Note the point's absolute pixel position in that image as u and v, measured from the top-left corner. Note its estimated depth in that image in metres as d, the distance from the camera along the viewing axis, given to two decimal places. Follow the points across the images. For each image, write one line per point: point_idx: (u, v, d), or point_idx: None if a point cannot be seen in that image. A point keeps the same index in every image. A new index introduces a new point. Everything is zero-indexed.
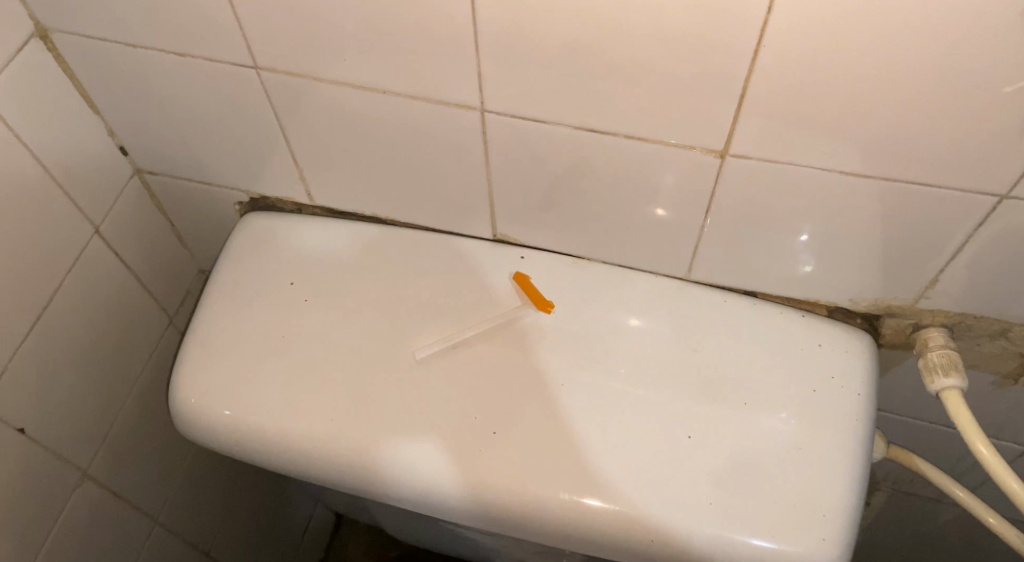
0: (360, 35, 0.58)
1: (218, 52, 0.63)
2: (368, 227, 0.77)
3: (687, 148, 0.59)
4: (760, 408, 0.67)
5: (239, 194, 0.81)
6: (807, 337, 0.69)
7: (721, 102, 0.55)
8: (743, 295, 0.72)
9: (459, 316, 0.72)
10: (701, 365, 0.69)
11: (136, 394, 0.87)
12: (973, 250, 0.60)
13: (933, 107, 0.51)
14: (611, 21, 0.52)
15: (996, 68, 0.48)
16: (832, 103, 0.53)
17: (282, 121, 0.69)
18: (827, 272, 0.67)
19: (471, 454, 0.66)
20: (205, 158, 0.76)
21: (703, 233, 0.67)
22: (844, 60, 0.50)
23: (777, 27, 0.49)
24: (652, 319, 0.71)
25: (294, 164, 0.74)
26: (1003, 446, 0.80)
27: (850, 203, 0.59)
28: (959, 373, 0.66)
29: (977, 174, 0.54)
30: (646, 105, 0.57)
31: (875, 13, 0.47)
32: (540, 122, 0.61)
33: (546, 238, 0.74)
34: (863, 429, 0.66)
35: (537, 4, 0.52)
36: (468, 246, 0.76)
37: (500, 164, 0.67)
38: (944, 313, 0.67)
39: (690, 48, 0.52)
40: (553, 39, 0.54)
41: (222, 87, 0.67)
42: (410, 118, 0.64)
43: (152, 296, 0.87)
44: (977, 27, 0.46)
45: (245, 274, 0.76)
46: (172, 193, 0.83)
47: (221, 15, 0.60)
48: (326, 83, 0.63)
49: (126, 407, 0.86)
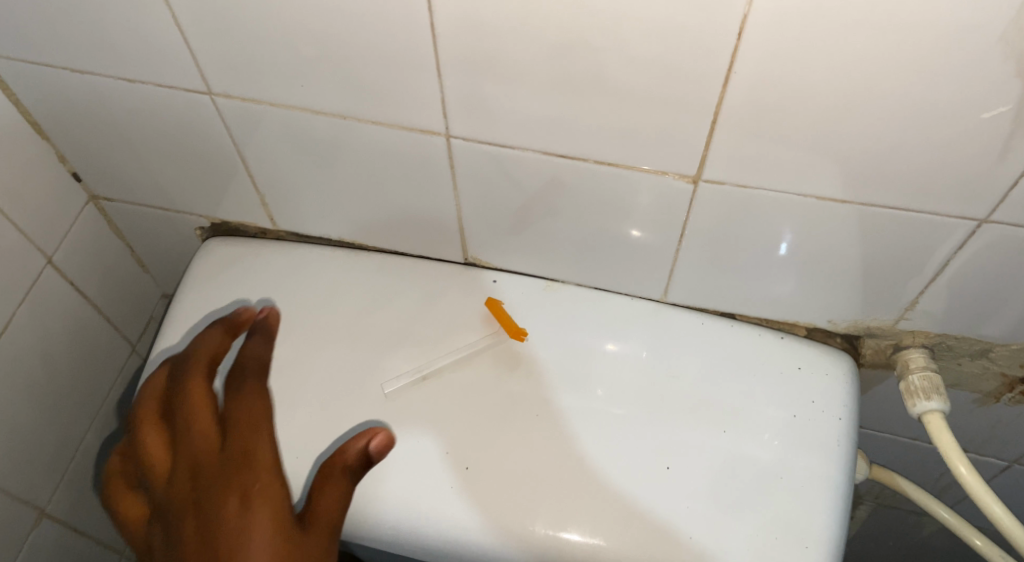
0: (315, 60, 0.56)
1: (170, 78, 0.61)
2: (334, 252, 0.75)
3: (659, 173, 0.57)
4: (741, 432, 0.65)
5: (200, 219, 0.78)
6: (787, 359, 0.67)
7: (693, 128, 0.53)
8: (720, 317, 0.70)
9: (429, 346, 0.70)
10: (678, 392, 0.67)
11: (98, 425, 0.84)
12: (953, 272, 0.58)
13: (909, 135, 0.49)
14: (575, 47, 0.50)
15: (975, 95, 0.46)
16: (807, 130, 0.51)
17: (240, 146, 0.66)
18: (806, 294, 0.65)
19: (441, 493, 0.64)
20: (164, 183, 0.73)
21: (679, 256, 0.65)
22: (817, 89, 0.48)
23: (749, 53, 0.47)
24: (629, 343, 0.69)
25: (254, 189, 0.71)
26: (985, 461, 0.79)
27: (828, 225, 0.58)
28: (940, 396, 0.64)
29: (956, 200, 0.53)
30: (616, 130, 0.55)
31: (848, 42, 0.45)
32: (508, 147, 0.59)
33: (518, 260, 0.72)
34: (845, 454, 0.65)
35: (500, 27, 0.50)
36: (439, 269, 0.73)
37: (468, 187, 0.65)
38: (924, 334, 0.65)
39: (660, 76, 0.50)
40: (517, 63, 0.52)
41: (176, 112, 0.64)
42: (374, 142, 0.62)
43: (113, 324, 0.84)
44: (956, 54, 0.44)
45: (207, 304, 0.74)
46: (130, 219, 0.79)
47: (171, 39, 0.57)
48: (284, 109, 0.61)
49: (88, 439, 0.83)
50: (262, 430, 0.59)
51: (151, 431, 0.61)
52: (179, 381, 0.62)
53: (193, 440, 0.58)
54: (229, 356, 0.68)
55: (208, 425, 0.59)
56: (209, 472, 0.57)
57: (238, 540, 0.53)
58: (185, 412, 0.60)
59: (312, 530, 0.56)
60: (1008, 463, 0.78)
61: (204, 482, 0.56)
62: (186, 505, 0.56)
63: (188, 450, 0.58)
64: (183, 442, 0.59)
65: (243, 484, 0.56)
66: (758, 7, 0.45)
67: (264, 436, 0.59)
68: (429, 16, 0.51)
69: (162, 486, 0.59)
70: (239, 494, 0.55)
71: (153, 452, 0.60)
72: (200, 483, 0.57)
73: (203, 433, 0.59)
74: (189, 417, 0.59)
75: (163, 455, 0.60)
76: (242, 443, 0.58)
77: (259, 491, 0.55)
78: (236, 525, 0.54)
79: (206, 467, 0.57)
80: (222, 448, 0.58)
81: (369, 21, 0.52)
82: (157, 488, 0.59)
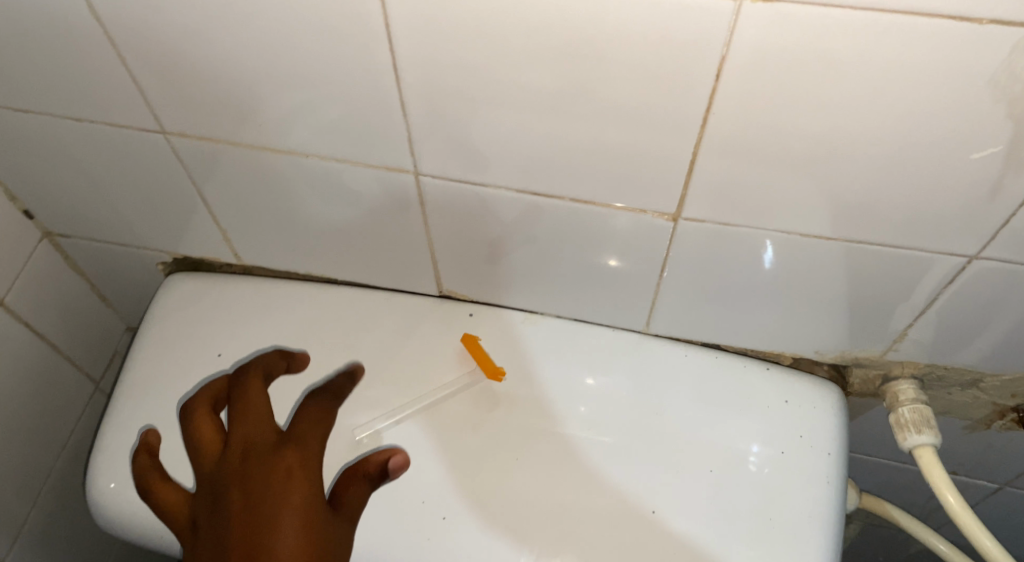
0: (275, 102, 0.53)
1: (121, 117, 0.58)
2: (302, 287, 0.72)
3: (638, 211, 0.55)
4: (712, 472, 0.63)
5: (161, 254, 0.75)
6: (774, 392, 0.65)
7: (671, 167, 0.51)
8: (704, 348, 0.68)
9: (404, 386, 0.67)
10: (664, 429, 0.65)
11: (56, 477, 0.81)
12: (942, 305, 0.57)
13: (895, 174, 0.47)
14: (545, 87, 0.47)
15: (965, 135, 0.44)
16: (789, 169, 0.49)
17: (198, 184, 0.63)
18: (792, 325, 0.63)
19: (417, 542, 0.62)
20: (122, 220, 0.70)
21: (660, 289, 0.63)
22: (799, 130, 0.46)
23: (727, 95, 0.45)
24: (610, 378, 0.67)
25: (215, 225, 0.68)
26: (976, 484, 0.78)
27: (812, 260, 0.56)
28: (931, 429, 0.62)
29: (945, 237, 0.51)
30: (591, 169, 0.53)
31: (830, 83, 0.43)
32: (480, 185, 0.57)
33: (495, 293, 0.70)
34: (836, 493, 0.63)
35: (466, 69, 0.48)
36: (412, 303, 0.70)
37: (440, 223, 0.62)
38: (914, 365, 0.64)
39: (635, 116, 0.48)
40: (486, 104, 0.50)
41: (129, 150, 0.61)
42: (339, 179, 0.59)
43: (73, 363, 0.80)
44: (945, 95, 0.42)
45: (170, 345, 0.71)
46: (88, 254, 0.76)
47: (119, 80, 0.54)
48: (242, 147, 0.58)
49: (43, 498, 0.80)
50: (321, 423, 0.58)
51: (202, 419, 0.58)
52: (239, 375, 0.61)
53: (247, 418, 0.56)
54: (291, 406, 0.66)
55: (265, 410, 0.57)
56: (259, 445, 0.54)
57: (279, 509, 0.51)
58: (241, 397, 0.58)
59: (345, 518, 0.53)
60: (999, 485, 0.77)
61: (254, 454, 0.54)
62: (231, 475, 0.53)
63: (241, 426, 0.56)
64: (236, 419, 0.56)
65: (292, 458, 0.53)
66: (736, 50, 0.43)
67: (319, 427, 0.57)
68: (391, 57, 0.48)
69: (208, 464, 0.55)
70: (286, 468, 0.53)
71: (201, 435, 0.57)
72: (249, 455, 0.54)
73: (260, 415, 0.57)
74: (247, 401, 0.58)
75: (213, 436, 0.57)
76: (296, 430, 0.56)
77: (304, 467, 0.53)
78: (279, 495, 0.51)
79: (258, 442, 0.55)
80: (276, 431, 0.56)
81: (328, 62, 0.50)
82: (200, 469, 0.55)
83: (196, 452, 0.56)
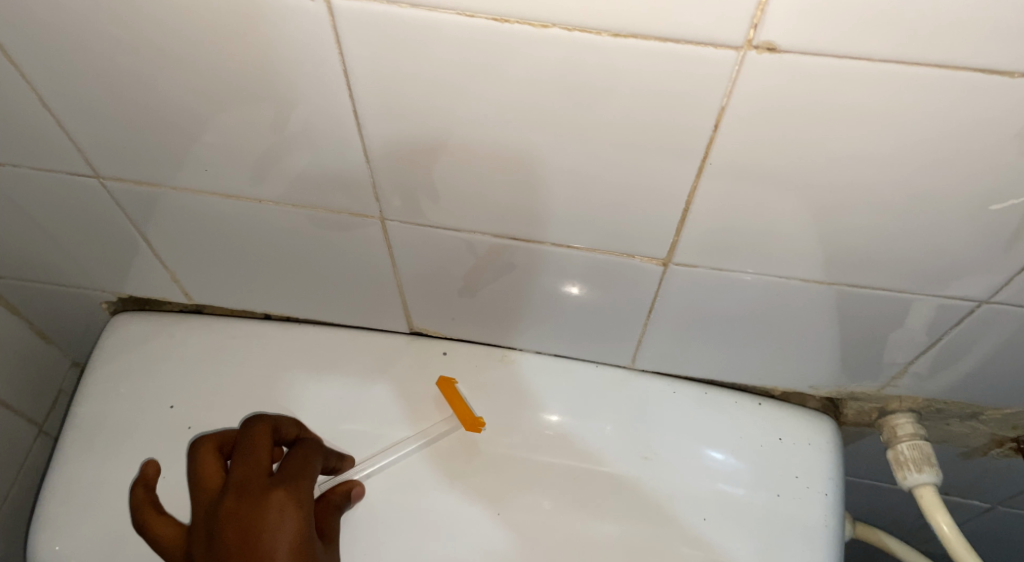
0: (226, 149, 0.48)
1: (48, 160, 0.52)
2: (261, 328, 0.66)
3: (626, 256, 0.51)
4: (679, 520, 0.60)
5: (105, 294, 0.69)
6: (767, 431, 0.62)
7: (663, 214, 0.47)
8: (692, 383, 0.64)
9: (378, 435, 0.63)
10: (654, 476, 0.61)
11: None
12: (946, 345, 0.54)
13: (905, 222, 0.44)
14: (529, 137, 0.43)
15: (983, 187, 0.41)
16: (787, 213, 0.45)
17: (140, 227, 0.58)
18: (784, 363, 0.60)
19: None
20: (58, 262, 0.64)
21: (647, 329, 0.60)
22: (800, 177, 0.42)
23: (725, 142, 0.41)
24: (595, 421, 0.63)
25: (162, 266, 0.63)
26: (968, 504, 0.75)
27: (811, 304, 0.52)
28: (931, 467, 0.60)
29: (954, 283, 0.48)
30: (574, 215, 0.48)
31: (836, 132, 0.40)
32: (455, 229, 0.52)
33: (471, 331, 0.65)
34: (835, 539, 0.60)
35: (442, 117, 0.43)
36: (382, 343, 0.66)
37: (412, 265, 0.58)
38: (913, 399, 0.61)
39: (625, 162, 0.44)
40: (463, 150, 0.45)
41: (60, 193, 0.55)
42: (297, 223, 0.54)
43: (14, 409, 0.75)
44: (965, 146, 0.39)
45: (118, 394, 0.65)
46: (24, 295, 0.70)
47: (44, 124, 0.49)
48: (187, 192, 0.53)
49: None
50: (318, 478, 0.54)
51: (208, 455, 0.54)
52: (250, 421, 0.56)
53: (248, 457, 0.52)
54: None
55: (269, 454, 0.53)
56: (255, 483, 0.50)
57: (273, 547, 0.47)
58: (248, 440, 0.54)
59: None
60: (991, 505, 0.75)
61: (250, 492, 0.49)
62: (226, 510, 0.48)
63: (242, 465, 0.51)
64: (238, 457, 0.52)
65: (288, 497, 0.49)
66: (737, 100, 0.39)
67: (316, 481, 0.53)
68: (354, 105, 0.44)
69: (206, 500, 0.51)
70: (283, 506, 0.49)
71: (203, 471, 0.52)
72: (245, 490, 0.49)
73: (263, 457, 0.52)
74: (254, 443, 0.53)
75: (215, 473, 0.53)
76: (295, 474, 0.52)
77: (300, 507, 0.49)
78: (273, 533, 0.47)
79: (256, 479, 0.50)
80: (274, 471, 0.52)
81: (283, 108, 0.45)
82: (198, 506, 0.51)
83: (196, 487, 0.52)
